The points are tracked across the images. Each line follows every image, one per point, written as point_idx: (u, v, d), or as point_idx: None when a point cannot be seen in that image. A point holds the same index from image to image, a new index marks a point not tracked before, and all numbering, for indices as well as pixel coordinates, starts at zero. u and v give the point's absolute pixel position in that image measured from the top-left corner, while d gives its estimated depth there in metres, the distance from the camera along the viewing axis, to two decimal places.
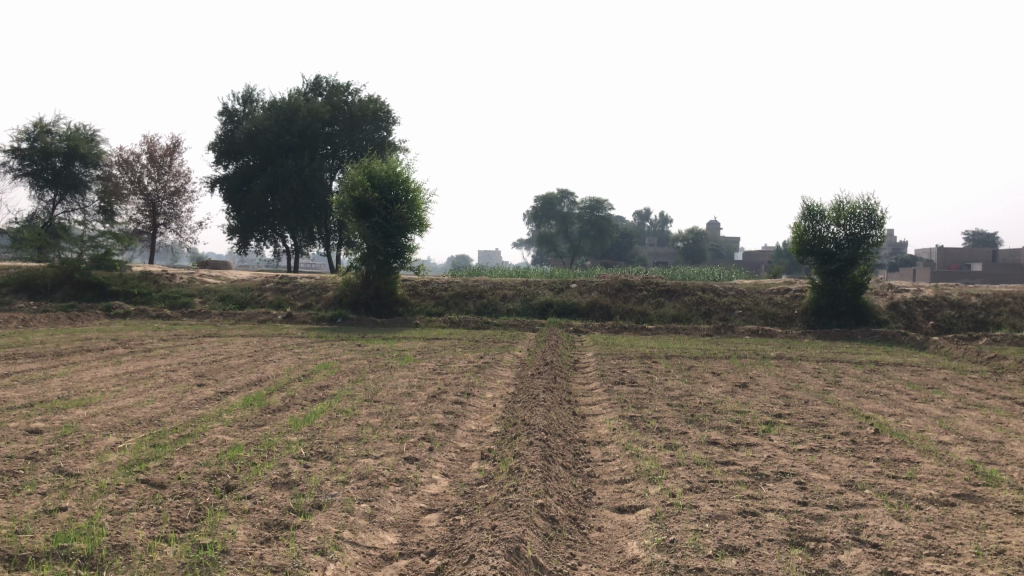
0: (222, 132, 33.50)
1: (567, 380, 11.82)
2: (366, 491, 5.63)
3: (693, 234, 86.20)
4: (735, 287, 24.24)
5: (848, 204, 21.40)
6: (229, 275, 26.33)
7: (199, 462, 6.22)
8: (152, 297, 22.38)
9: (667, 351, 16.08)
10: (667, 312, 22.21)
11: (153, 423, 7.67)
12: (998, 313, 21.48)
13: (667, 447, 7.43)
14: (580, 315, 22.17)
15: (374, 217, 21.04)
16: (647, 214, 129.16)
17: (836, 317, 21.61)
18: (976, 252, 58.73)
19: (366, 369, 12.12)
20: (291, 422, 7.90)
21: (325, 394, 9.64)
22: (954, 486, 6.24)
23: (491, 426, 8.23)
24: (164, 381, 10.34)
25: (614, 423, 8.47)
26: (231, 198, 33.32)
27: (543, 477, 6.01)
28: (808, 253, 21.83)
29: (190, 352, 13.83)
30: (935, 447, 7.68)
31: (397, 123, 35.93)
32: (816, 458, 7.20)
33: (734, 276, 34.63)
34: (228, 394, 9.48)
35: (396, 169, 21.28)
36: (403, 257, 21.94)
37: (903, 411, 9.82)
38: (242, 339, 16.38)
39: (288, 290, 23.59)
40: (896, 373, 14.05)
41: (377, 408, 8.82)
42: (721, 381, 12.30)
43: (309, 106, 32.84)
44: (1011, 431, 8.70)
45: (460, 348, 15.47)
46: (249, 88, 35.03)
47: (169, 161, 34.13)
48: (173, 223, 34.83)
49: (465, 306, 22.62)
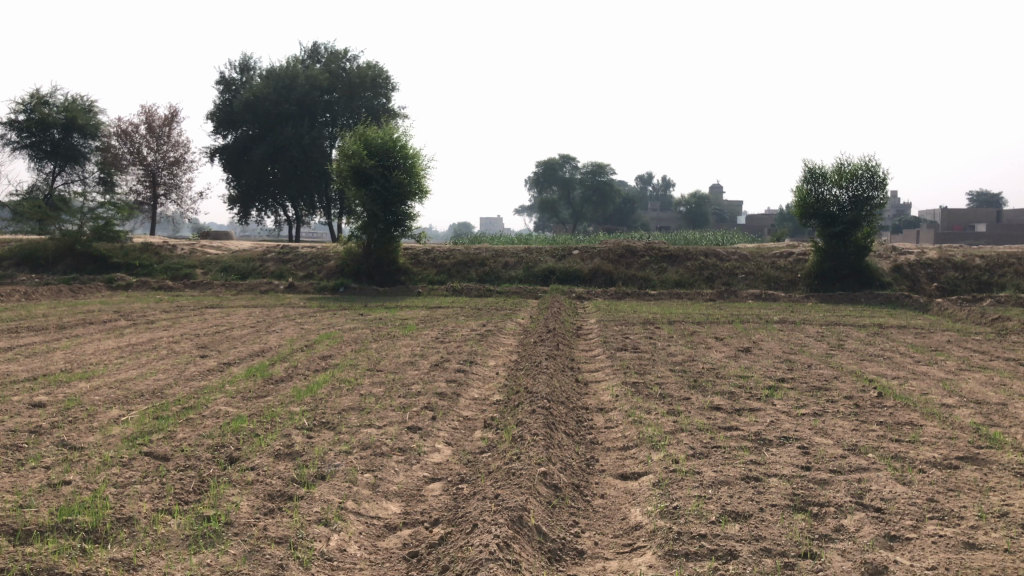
0: (220, 102, 33.25)
1: (570, 346, 11.81)
2: (369, 461, 5.64)
3: (696, 198, 85.75)
4: (738, 251, 24.13)
5: (850, 166, 21.33)
6: (230, 245, 26.27)
7: (202, 434, 6.22)
8: (154, 269, 22.35)
9: (670, 317, 16.07)
10: (670, 278, 22.15)
11: (156, 395, 7.69)
12: (1002, 274, 21.40)
13: (670, 413, 7.42)
14: (583, 282, 22.12)
15: (373, 185, 20.92)
16: (650, 179, 128.40)
17: (840, 280, 21.55)
18: (979, 212, 58.48)
19: (369, 339, 12.11)
20: (294, 393, 7.90)
21: (328, 364, 9.65)
22: (957, 449, 6.23)
23: (495, 394, 8.23)
24: (166, 353, 10.33)
25: (616, 390, 8.46)
26: (231, 167, 33.12)
27: (547, 445, 6.01)
28: (811, 216, 21.71)
29: (192, 323, 13.83)
30: (938, 410, 7.67)
31: (396, 90, 35.64)
32: (820, 422, 7.19)
33: (737, 240, 34.46)
34: (231, 365, 9.48)
35: (394, 135, 21.12)
36: (404, 225, 21.85)
37: (907, 374, 9.81)
38: (245, 309, 16.37)
39: (289, 260, 23.54)
40: (899, 336, 14.02)
41: (379, 377, 8.84)
42: (724, 346, 12.28)
43: (308, 74, 32.58)
44: (1015, 393, 8.70)
45: (462, 316, 15.46)
46: (246, 56, 34.69)
47: (168, 131, 33.95)
48: (173, 194, 34.70)
49: (467, 274, 22.58)
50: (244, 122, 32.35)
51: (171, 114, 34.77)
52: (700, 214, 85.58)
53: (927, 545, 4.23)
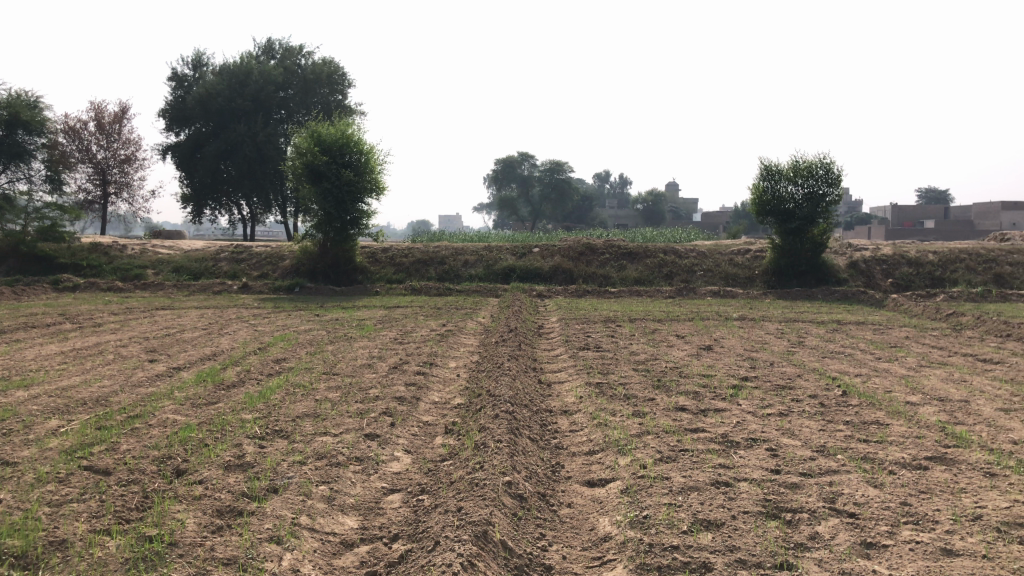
0: (172, 99, 32.46)
1: (531, 346, 11.63)
2: (325, 472, 5.37)
3: (652, 196, 86.61)
4: (696, 248, 24.15)
5: (804, 163, 21.47)
6: (181, 244, 25.64)
7: (148, 445, 5.89)
8: (103, 269, 21.67)
9: (630, 315, 15.99)
10: (630, 276, 22.09)
11: (100, 403, 7.32)
12: (954, 269, 21.72)
13: (635, 415, 7.27)
14: (543, 280, 21.97)
15: (325, 183, 20.52)
16: (608, 176, 128.97)
17: (797, 276, 21.66)
18: (929, 209, 59.65)
19: (325, 340, 11.79)
20: (246, 399, 7.59)
21: (282, 368, 9.35)
22: (925, 449, 6.15)
23: (455, 397, 7.99)
24: (113, 357, 9.90)
25: (581, 391, 8.30)
26: (183, 165, 32.37)
27: (511, 452, 5.80)
28: (767, 213, 21.82)
29: (142, 326, 13.36)
30: (903, 408, 7.62)
31: (352, 86, 35.23)
32: (786, 422, 7.08)
33: (695, 237, 34.62)
34: (180, 370, 9.11)
35: (348, 132, 20.75)
36: (360, 223, 21.50)
37: (869, 371, 9.79)
38: (197, 311, 15.91)
39: (243, 260, 23.03)
40: (857, 332, 14.07)
41: (336, 381, 8.54)
42: (686, 344, 12.19)
43: (262, 69, 32.00)
44: (976, 389, 8.72)
45: (420, 316, 15.20)
46: (198, 52, 33.89)
47: (118, 128, 33.07)
48: (124, 192, 33.83)
49: (426, 272, 22.28)
50: (196, 119, 31.62)
51: (120, 110, 33.87)
52: (657, 212, 86.32)
53: (905, 552, 4.11)
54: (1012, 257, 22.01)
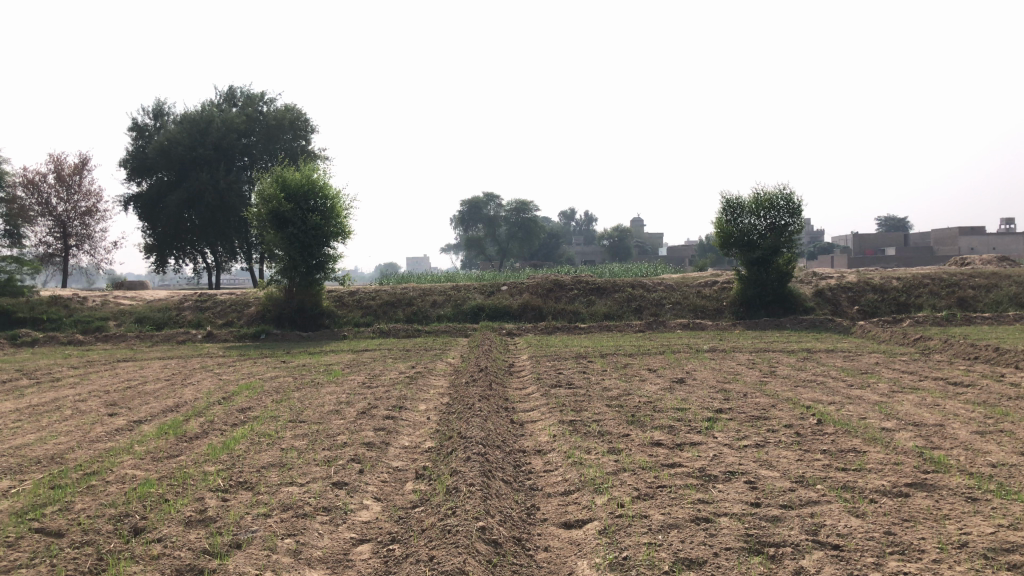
0: (133, 150, 32.16)
1: (502, 385, 11.47)
2: (290, 524, 5.15)
3: (618, 232, 87.42)
4: (664, 281, 24.25)
5: (765, 195, 21.75)
6: (144, 294, 25.20)
7: (104, 503, 5.62)
8: (63, 323, 21.16)
9: (602, 350, 15.89)
10: (599, 310, 22.06)
11: (56, 460, 7.03)
12: (918, 294, 21.98)
13: (610, 452, 7.12)
14: (512, 318, 21.85)
15: (289, 228, 20.32)
16: (573, 215, 130.18)
17: (765, 306, 21.74)
18: (888, 237, 60.62)
19: (292, 387, 11.50)
20: (210, 450, 7.34)
21: (248, 417, 9.08)
22: (905, 475, 6.08)
23: (426, 441, 7.81)
24: (71, 413, 9.55)
25: (554, 429, 8.14)
26: (145, 215, 31.98)
27: (483, 496, 5.61)
28: (732, 245, 21.98)
29: (102, 379, 12.99)
30: (880, 434, 7.56)
31: (315, 131, 35.20)
32: (764, 453, 6.98)
33: (662, 271, 34.83)
34: (141, 423, 8.81)
35: (312, 176, 20.65)
36: (326, 267, 21.28)
37: (843, 399, 9.73)
38: (160, 362, 15.57)
39: (208, 308, 22.68)
40: (827, 360, 14.08)
41: (303, 429, 8.30)
42: (658, 378, 12.10)
43: (223, 117, 31.86)
44: (951, 413, 8.69)
45: (390, 358, 14.97)
46: (159, 102, 33.70)
47: (78, 180, 32.63)
48: (85, 244, 33.31)
49: (394, 314, 22.08)
50: (158, 168, 31.31)
51: (81, 162, 33.47)
52: (623, 248, 87.03)
53: None
54: (973, 280, 22.36)
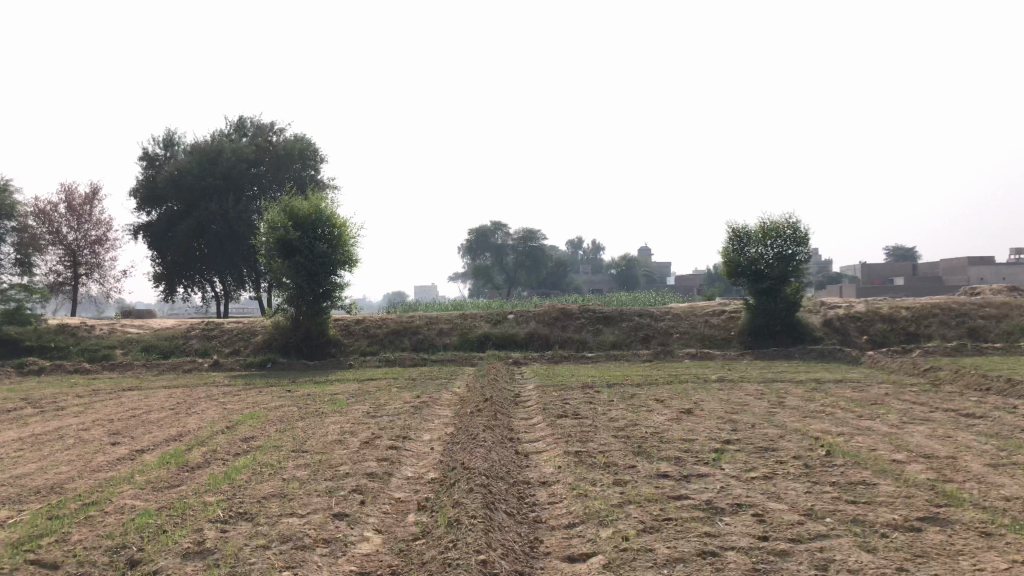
0: (144, 179, 32.39)
1: (508, 415, 11.37)
2: (289, 556, 5.06)
3: (625, 262, 87.52)
4: (672, 311, 24.16)
5: (772, 225, 21.76)
6: (152, 323, 25.23)
7: (101, 534, 5.55)
8: (70, 351, 21.16)
9: (609, 380, 15.77)
10: (606, 340, 21.95)
11: (56, 490, 6.97)
12: (928, 324, 21.83)
13: (615, 484, 7.01)
14: (519, 347, 21.76)
15: (297, 257, 20.34)
16: (580, 245, 130.45)
17: (773, 336, 21.58)
18: (897, 267, 60.41)
19: (296, 417, 11.42)
20: (211, 480, 7.26)
21: (250, 447, 9.00)
22: (917, 509, 5.96)
23: (430, 471, 7.72)
24: (73, 442, 9.50)
25: (559, 460, 8.04)
26: (155, 243, 32.14)
27: (486, 529, 5.52)
28: (738, 274, 21.93)
29: (107, 408, 12.94)
30: (890, 467, 7.44)
31: (324, 161, 35.41)
32: (772, 485, 6.87)
33: (670, 300, 34.80)
34: (143, 452, 8.74)
35: (320, 206, 20.71)
36: (333, 296, 21.26)
37: (852, 430, 9.61)
38: (165, 391, 15.52)
39: (215, 336, 22.67)
40: (837, 390, 13.93)
41: (306, 459, 8.22)
42: (666, 408, 11.97)
43: (233, 147, 32.08)
44: (964, 444, 8.56)
45: (395, 388, 14.89)
46: (170, 132, 34.00)
47: (89, 210, 32.85)
48: (95, 273, 33.45)
49: (400, 343, 22.01)
50: (168, 198, 31.49)
51: (92, 192, 33.71)
52: (630, 277, 87.05)
53: None
54: (983, 310, 22.20)
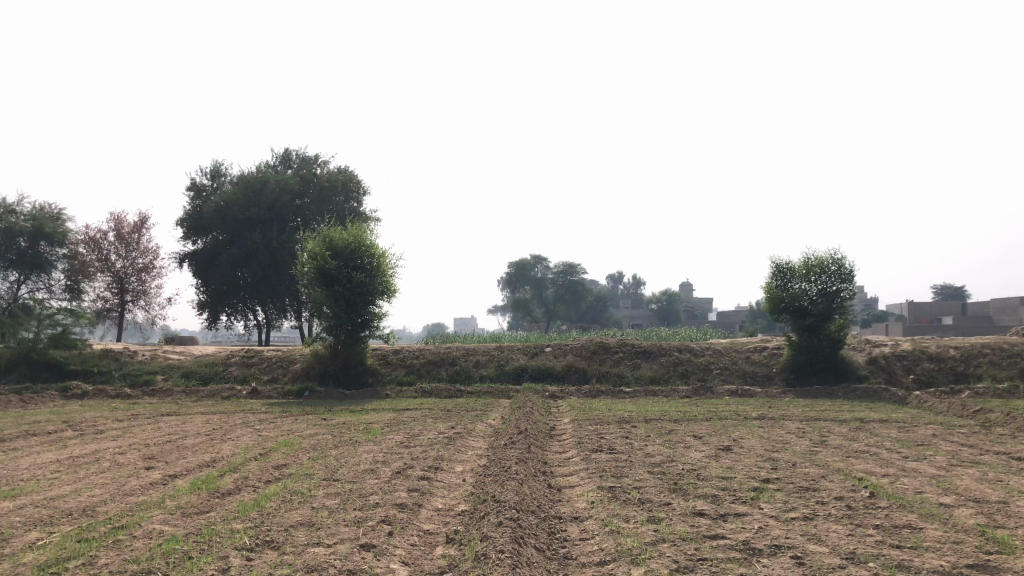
0: (191, 209, 33.00)
1: (542, 448, 11.21)
2: None
3: (666, 296, 87.03)
4: (712, 346, 23.84)
5: (817, 260, 21.44)
6: (193, 349, 25.54)
7: (127, 558, 5.52)
8: (112, 376, 21.46)
9: (646, 414, 15.52)
10: (645, 374, 21.68)
11: (87, 512, 6.99)
12: (977, 364, 21.23)
13: (650, 521, 6.83)
14: (556, 379, 21.59)
15: (336, 286, 20.48)
16: (621, 279, 130.01)
17: (816, 373, 21.13)
18: (945, 305, 59.08)
19: (329, 445, 11.39)
20: (240, 507, 7.23)
21: (282, 474, 8.97)
22: (965, 556, 5.69)
23: (460, 503, 7.60)
24: (108, 465, 9.55)
25: (592, 495, 7.88)
26: (200, 272, 32.68)
27: (512, 563, 5.40)
28: (781, 310, 21.57)
29: (144, 432, 13.03)
30: (937, 510, 7.16)
31: (366, 193, 35.81)
32: (812, 527, 6.63)
33: (710, 336, 34.46)
34: (176, 477, 8.76)
35: (359, 236, 20.87)
36: (371, 326, 21.32)
37: (897, 471, 9.29)
38: (203, 416, 15.61)
39: (253, 364, 22.87)
40: (882, 430, 13.51)
41: (336, 487, 8.16)
42: (704, 445, 11.72)
43: (278, 179, 32.58)
44: (1016, 489, 8.21)
45: (430, 418, 14.80)
46: (217, 163, 34.66)
47: (137, 238, 33.47)
48: (141, 300, 33.99)
49: (437, 374, 21.96)
50: (213, 228, 32.02)
51: (140, 220, 34.40)
52: (671, 312, 86.47)
53: None
54: None
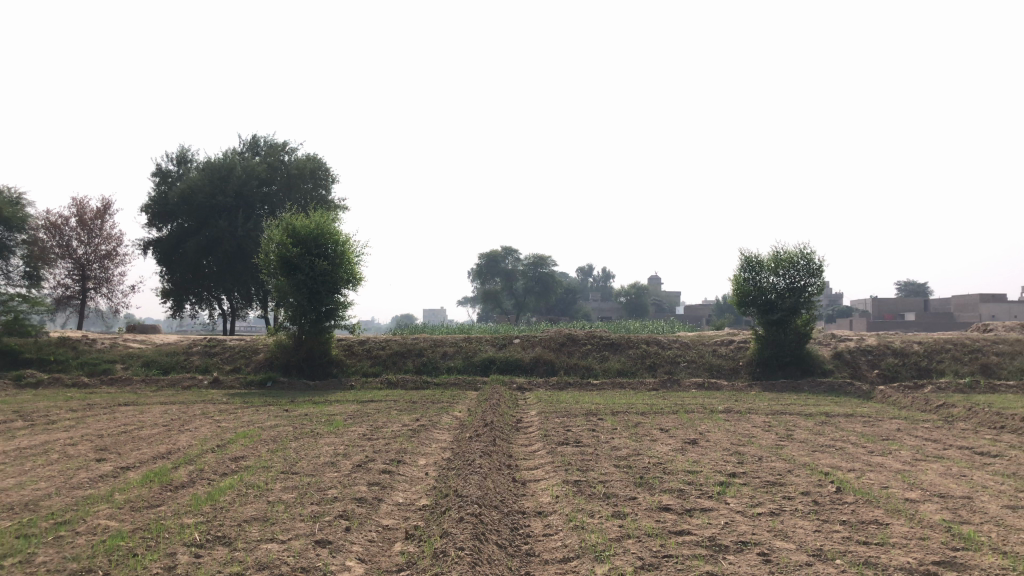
0: (155, 195, 32.34)
1: (507, 442, 11.04)
2: None
3: (635, 289, 87.32)
4: (679, 339, 23.83)
5: (785, 254, 21.48)
6: (154, 338, 25.02)
7: (67, 556, 5.26)
8: (69, 365, 20.92)
9: (613, 407, 15.42)
10: (612, 367, 21.62)
11: (29, 507, 6.70)
12: (940, 359, 21.44)
13: (615, 516, 6.69)
14: (523, 371, 21.44)
15: (299, 275, 20.14)
16: (591, 272, 130.26)
17: (781, 367, 21.17)
18: (908, 301, 59.84)
19: (290, 437, 11.12)
20: (192, 501, 6.96)
21: (239, 467, 8.70)
22: (932, 553, 5.61)
23: (421, 498, 7.41)
24: (57, 457, 9.21)
25: (557, 490, 7.72)
26: (164, 260, 32.10)
27: (472, 562, 5.22)
28: (749, 303, 21.64)
29: (98, 423, 12.64)
30: (903, 506, 7.09)
31: (335, 181, 35.31)
32: (779, 522, 6.53)
33: (677, 329, 34.48)
34: (127, 470, 8.46)
35: (323, 224, 20.55)
36: (336, 315, 20.98)
37: (863, 466, 9.24)
38: (161, 406, 15.24)
39: (216, 353, 22.46)
40: (847, 424, 13.52)
41: (294, 481, 7.91)
42: (670, 438, 11.62)
43: (245, 165, 32.02)
44: (979, 485, 8.19)
45: (394, 410, 14.56)
46: (183, 148, 33.97)
47: (100, 224, 32.76)
48: (103, 288, 33.29)
49: (403, 365, 21.71)
50: (178, 214, 31.40)
51: (103, 206, 33.65)
52: (640, 305, 86.77)
53: None
54: (996, 347, 21.85)
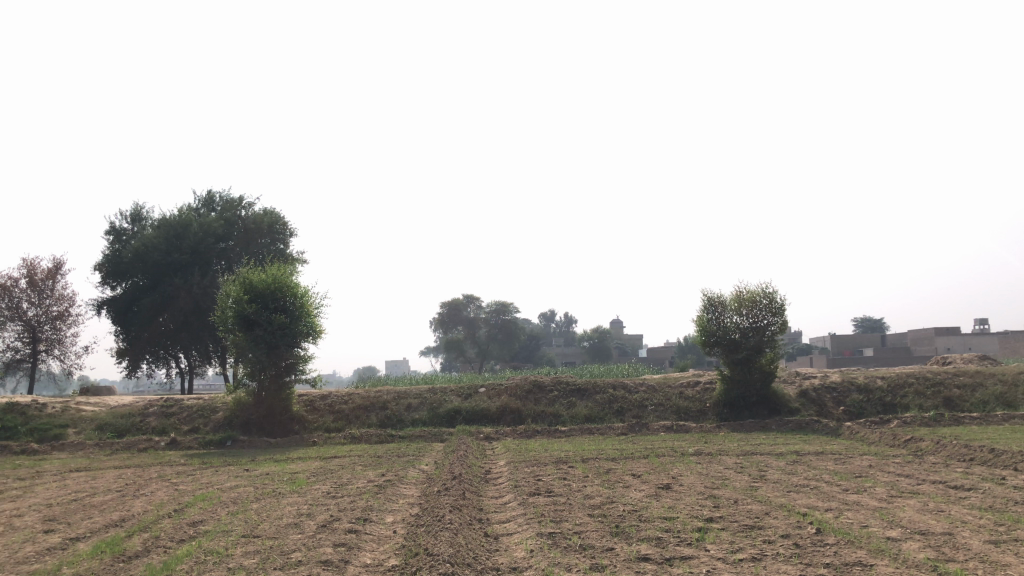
0: (109, 254, 31.65)
1: (476, 494, 10.73)
2: None
3: (597, 334, 87.56)
4: (645, 382, 23.67)
5: (747, 294, 21.58)
6: (108, 400, 24.21)
7: None
8: (19, 432, 20.10)
9: (582, 454, 15.13)
10: (580, 413, 21.36)
11: None
12: (904, 394, 21.56)
13: (593, 569, 6.43)
14: (490, 421, 21.08)
15: (255, 330, 19.71)
16: (553, 317, 130.30)
17: (749, 408, 21.08)
18: (866, 337, 60.65)
19: (250, 498, 10.68)
20: (146, 572, 6.57)
21: (197, 532, 8.29)
22: None
23: (390, 558, 7.08)
24: (2, 530, 8.71)
25: (531, 543, 7.44)
26: (118, 319, 31.31)
27: None
28: (713, 344, 21.65)
29: (47, 491, 12.04)
30: (885, 545, 6.94)
31: (292, 235, 34.96)
32: (762, 569, 6.32)
33: (643, 372, 34.38)
34: (77, 541, 8.00)
35: (279, 277, 20.22)
36: (295, 369, 20.50)
37: (840, 505, 9.10)
38: (116, 471, 14.64)
39: (173, 414, 21.77)
40: (819, 463, 13.41)
41: (256, 545, 7.54)
42: (642, 484, 11.39)
43: (201, 222, 31.58)
44: (958, 520, 8.08)
45: (358, 466, 14.12)
46: (137, 206, 33.43)
47: (51, 284, 31.98)
48: (55, 349, 32.25)
49: (367, 419, 21.21)
50: (133, 273, 30.74)
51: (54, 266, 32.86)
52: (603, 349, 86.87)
53: None
54: (957, 379, 22.07)
